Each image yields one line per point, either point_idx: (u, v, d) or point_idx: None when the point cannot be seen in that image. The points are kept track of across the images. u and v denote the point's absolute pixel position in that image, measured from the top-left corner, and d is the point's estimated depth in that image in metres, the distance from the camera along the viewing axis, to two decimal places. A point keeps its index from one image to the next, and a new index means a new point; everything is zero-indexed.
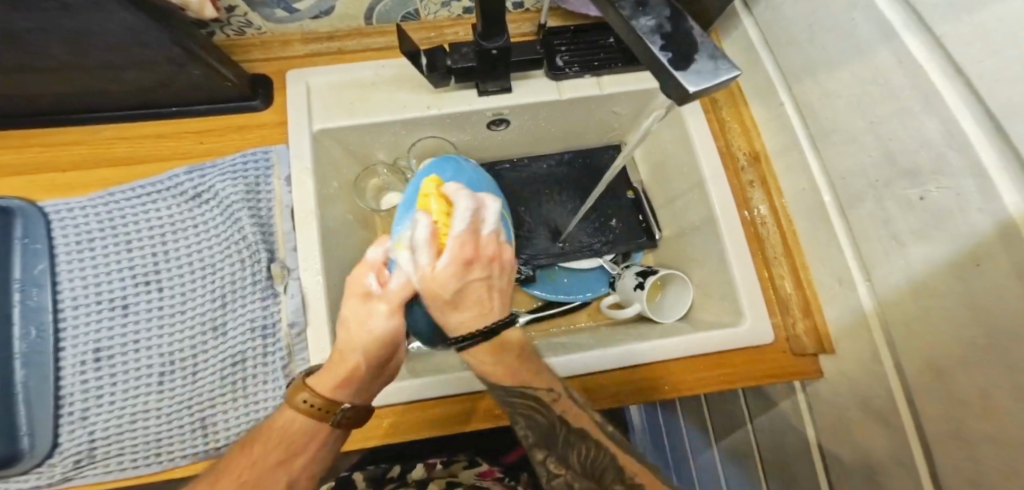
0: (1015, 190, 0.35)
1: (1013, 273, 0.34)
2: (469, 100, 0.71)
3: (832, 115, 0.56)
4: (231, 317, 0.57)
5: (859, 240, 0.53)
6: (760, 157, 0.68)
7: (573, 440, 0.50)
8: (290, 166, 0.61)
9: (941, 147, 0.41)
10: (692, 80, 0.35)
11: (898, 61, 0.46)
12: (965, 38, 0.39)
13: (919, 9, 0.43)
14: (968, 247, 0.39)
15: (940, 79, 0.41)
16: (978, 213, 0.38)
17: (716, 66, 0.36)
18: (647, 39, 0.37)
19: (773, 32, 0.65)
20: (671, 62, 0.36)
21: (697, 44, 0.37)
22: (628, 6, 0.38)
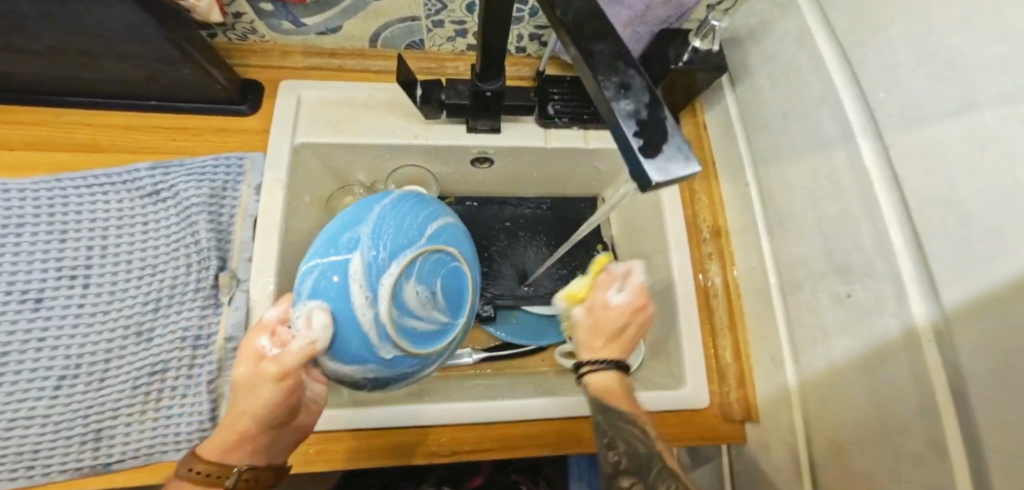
0: (921, 301, 0.39)
1: (908, 371, 0.39)
2: (457, 135, 0.73)
3: (788, 204, 0.58)
4: (160, 325, 0.55)
5: (794, 325, 0.55)
6: (721, 233, 0.71)
7: (665, 476, 0.54)
8: (262, 175, 0.61)
9: (871, 252, 0.44)
10: (658, 169, 0.33)
11: (850, 164, 0.48)
12: (908, 152, 0.41)
13: (878, 119, 0.46)
14: (876, 345, 0.43)
15: (881, 186, 0.44)
16: (890, 317, 0.42)
17: (682, 156, 0.34)
18: (623, 123, 0.34)
19: (747, 113, 0.69)
20: (641, 149, 0.34)
21: (669, 136, 0.35)
22: (611, 87, 0.35)
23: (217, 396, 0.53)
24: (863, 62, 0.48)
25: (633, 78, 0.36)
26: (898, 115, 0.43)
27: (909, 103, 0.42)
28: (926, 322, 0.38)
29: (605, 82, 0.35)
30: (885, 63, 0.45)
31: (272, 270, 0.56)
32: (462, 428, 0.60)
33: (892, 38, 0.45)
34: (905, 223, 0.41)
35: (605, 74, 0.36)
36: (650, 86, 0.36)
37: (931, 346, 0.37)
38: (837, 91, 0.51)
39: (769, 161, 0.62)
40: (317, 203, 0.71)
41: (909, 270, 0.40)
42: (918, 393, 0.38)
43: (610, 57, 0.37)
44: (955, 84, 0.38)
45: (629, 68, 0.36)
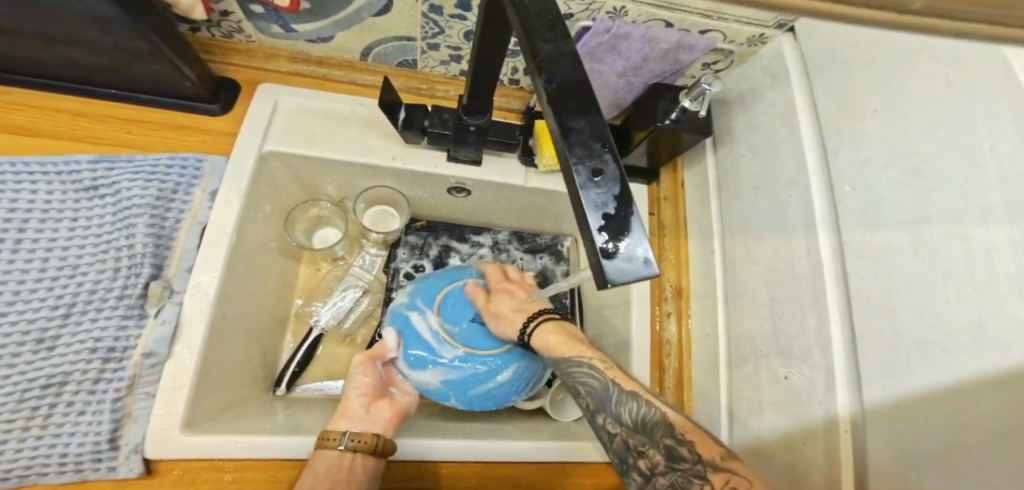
0: (847, 393, 0.39)
1: (821, 457, 0.40)
2: (436, 162, 0.72)
3: (746, 279, 0.57)
4: (68, 334, 0.49)
5: (734, 398, 0.55)
6: (683, 294, 0.69)
7: (662, 428, 0.46)
8: (220, 180, 0.59)
9: (812, 342, 0.43)
10: (618, 270, 0.26)
11: (810, 254, 0.46)
12: (858, 251, 0.40)
13: (839, 210, 0.44)
14: (802, 425, 0.43)
15: (831, 280, 0.43)
16: (817, 403, 0.41)
17: (642, 255, 0.27)
18: (588, 215, 0.27)
19: (721, 178, 0.67)
20: (601, 247, 0.27)
21: (639, 236, 0.27)
22: (583, 172, 0.28)
23: (123, 417, 0.48)
24: (829, 143, 0.47)
25: (608, 162, 0.29)
26: (856, 212, 0.41)
27: (873, 200, 0.40)
28: (846, 412, 0.39)
29: (577, 165, 0.28)
30: (853, 157, 0.43)
31: (214, 282, 0.54)
32: (452, 465, 0.60)
33: (861, 136, 0.43)
34: (845, 321, 0.41)
35: (580, 155, 0.29)
36: (626, 174, 0.29)
37: (845, 436, 0.38)
38: (808, 175, 0.49)
39: (731, 230, 0.62)
40: (277, 212, 0.69)
41: (841, 363, 0.40)
42: (826, 476, 0.39)
43: (589, 135, 0.30)
44: (914, 191, 0.36)
45: (606, 149, 0.29)
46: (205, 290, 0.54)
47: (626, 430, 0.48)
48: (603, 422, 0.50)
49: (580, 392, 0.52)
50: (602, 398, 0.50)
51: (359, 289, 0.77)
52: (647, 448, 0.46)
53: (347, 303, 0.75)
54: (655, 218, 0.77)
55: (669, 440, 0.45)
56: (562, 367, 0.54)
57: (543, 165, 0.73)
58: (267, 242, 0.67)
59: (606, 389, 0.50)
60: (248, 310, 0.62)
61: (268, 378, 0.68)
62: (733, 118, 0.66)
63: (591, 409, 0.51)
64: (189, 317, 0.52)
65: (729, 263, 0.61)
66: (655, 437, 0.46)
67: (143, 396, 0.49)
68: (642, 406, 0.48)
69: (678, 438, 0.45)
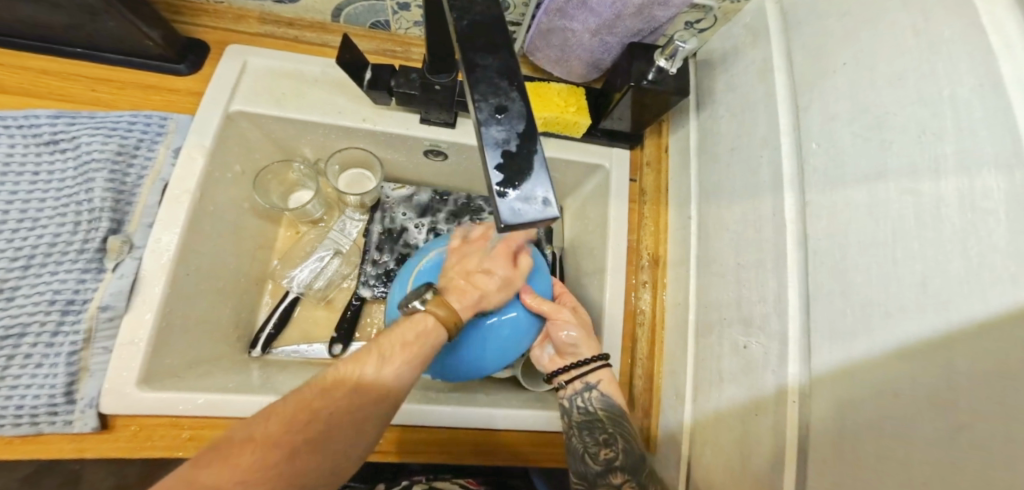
0: (799, 362, 0.36)
1: (768, 429, 0.37)
2: (407, 124, 0.71)
3: (716, 245, 0.54)
4: (28, 285, 0.50)
5: (699, 368, 0.52)
6: (659, 263, 0.67)
7: None
8: (184, 137, 0.59)
9: (769, 307, 0.41)
10: (512, 212, 0.25)
11: (773, 216, 0.43)
12: (819, 209, 0.37)
13: (805, 167, 0.40)
14: (756, 398, 0.40)
15: (793, 243, 0.39)
16: (770, 373, 0.39)
17: (543, 197, 0.26)
18: (487, 153, 0.26)
19: (703, 141, 0.63)
20: (498, 186, 0.26)
21: (538, 175, 0.27)
22: (486, 109, 0.27)
23: (78, 371, 0.49)
24: (801, 99, 0.43)
25: (513, 99, 0.28)
26: (820, 171, 0.38)
27: (835, 157, 0.36)
28: (795, 383, 0.36)
29: (480, 102, 0.28)
30: (823, 111, 0.40)
31: (173, 239, 0.54)
32: (391, 429, 0.61)
33: (832, 87, 0.39)
34: (802, 284, 0.38)
35: (484, 92, 0.28)
36: (531, 112, 0.28)
37: (793, 407, 0.35)
38: (778, 135, 0.45)
39: (707, 195, 0.59)
40: (248, 174, 0.69)
41: (795, 329, 0.37)
42: (773, 447, 0.37)
43: (495, 72, 0.29)
44: (876, 145, 0.32)
45: (513, 88, 0.29)
46: (165, 246, 0.54)
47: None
48: (615, 480, 0.53)
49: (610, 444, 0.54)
50: (632, 461, 0.54)
51: (332, 252, 0.77)
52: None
53: (320, 266, 0.75)
54: (637, 185, 0.74)
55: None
56: (614, 412, 0.57)
57: None
58: (237, 204, 0.67)
59: (638, 456, 0.54)
60: (218, 270, 0.63)
61: (243, 340, 0.69)
62: (716, 78, 0.62)
63: (613, 463, 0.53)
64: (148, 273, 0.53)
65: (704, 229, 0.58)
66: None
67: (100, 350, 0.50)
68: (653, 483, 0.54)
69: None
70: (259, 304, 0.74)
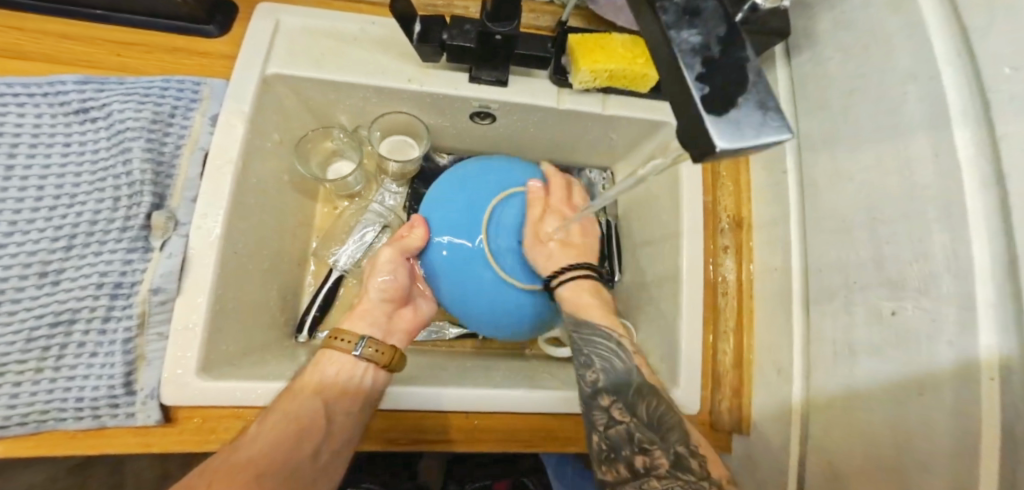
0: (994, 332, 0.29)
1: (950, 411, 0.31)
2: (455, 83, 0.64)
3: (834, 200, 0.46)
4: (72, 267, 0.45)
5: (813, 341, 0.46)
6: (743, 225, 0.60)
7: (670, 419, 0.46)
8: (221, 103, 0.54)
9: (936, 267, 0.34)
10: (730, 129, 0.22)
11: (934, 156, 0.36)
12: (1022, 139, 0.29)
13: (989, 95, 0.33)
14: (916, 374, 0.34)
15: (972, 189, 0.32)
16: (944, 346, 0.32)
17: (763, 115, 0.23)
18: (684, 60, 0.24)
19: (802, 88, 0.55)
20: (702, 98, 0.23)
21: (747, 86, 0.23)
22: (672, 10, 0.26)
23: (135, 359, 0.45)
24: (969, 19, 0.36)
25: (704, 0, 0.26)
26: (1021, 99, 0.31)
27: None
28: (990, 358, 0.29)
29: (665, 4, 0.26)
30: (1020, 25, 0.32)
31: (219, 212, 0.50)
32: (465, 416, 0.57)
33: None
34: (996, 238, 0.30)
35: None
36: (726, 14, 0.26)
37: (991, 388, 0.28)
38: (939, 64, 0.37)
39: (812, 147, 0.51)
40: (287, 143, 0.64)
41: (986, 292, 0.30)
42: (953, 434, 0.30)
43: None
44: None
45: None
46: (210, 224, 0.49)
47: (636, 420, 0.47)
48: (603, 402, 0.48)
49: (590, 364, 0.52)
50: (616, 380, 0.49)
51: (377, 227, 0.69)
52: (651, 447, 0.45)
53: (366, 242, 0.67)
54: None
55: (681, 448, 0.44)
56: (584, 331, 0.53)
57: (578, 83, 0.63)
58: (277, 178, 0.62)
59: (627, 374, 0.50)
60: (263, 249, 0.58)
61: (290, 323, 0.65)
62: (819, 16, 0.54)
63: (597, 383, 0.50)
64: (196, 251, 0.48)
65: (810, 185, 0.51)
66: (669, 441, 0.45)
67: (155, 336, 0.46)
68: (666, 407, 0.47)
69: (691, 449, 0.44)
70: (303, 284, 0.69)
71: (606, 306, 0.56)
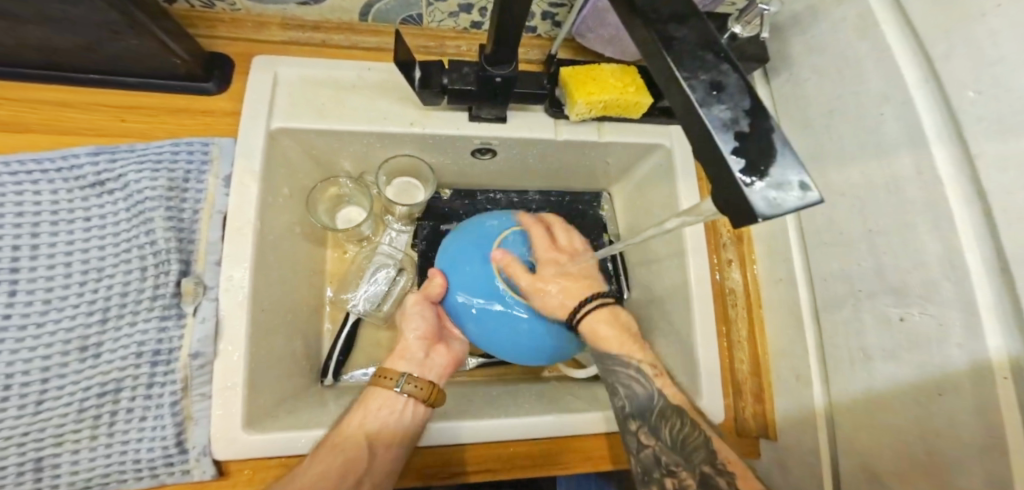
0: (1000, 335, 0.33)
1: (973, 410, 0.34)
2: (457, 123, 0.65)
3: (828, 212, 0.50)
4: (110, 339, 0.48)
5: (828, 345, 0.50)
6: (743, 238, 0.65)
7: (682, 429, 0.50)
8: (232, 163, 0.54)
9: (936, 274, 0.38)
10: (770, 201, 0.19)
11: (917, 174, 0.40)
12: (1001, 162, 0.33)
13: (961, 122, 0.37)
14: (932, 375, 0.38)
15: (960, 209, 0.36)
16: (956, 348, 0.36)
17: (800, 182, 0.20)
18: (718, 137, 0.21)
19: (785, 109, 0.59)
20: (741, 174, 0.20)
21: (780, 158, 0.20)
22: (700, 87, 0.22)
23: (184, 420, 0.48)
24: (932, 47, 0.40)
25: (727, 74, 0.22)
26: (993, 119, 0.34)
27: (1014, 104, 0.33)
28: (1000, 357, 0.32)
29: (690, 80, 0.22)
30: (977, 57, 0.36)
31: (244, 279, 0.51)
32: (512, 445, 0.59)
33: (994, 27, 0.35)
34: (989, 249, 0.34)
35: (691, 68, 0.23)
36: (750, 85, 0.22)
37: (1006, 385, 0.32)
38: (908, 88, 0.42)
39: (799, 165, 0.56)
40: (294, 196, 0.64)
41: (986, 298, 0.34)
42: (978, 432, 0.34)
43: (694, 44, 0.24)
44: None
45: (721, 60, 0.23)
46: (239, 283, 0.51)
47: (661, 443, 0.50)
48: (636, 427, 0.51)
49: (621, 388, 0.53)
50: (642, 407, 0.52)
51: (390, 268, 0.73)
52: (677, 468, 0.48)
53: (381, 284, 0.71)
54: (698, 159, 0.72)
55: (707, 467, 0.47)
56: (606, 363, 0.54)
57: (573, 115, 0.66)
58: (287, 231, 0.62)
59: (650, 399, 0.52)
60: (276, 302, 0.58)
61: (314, 370, 0.67)
62: (792, 41, 0.58)
63: (624, 410, 0.52)
64: (226, 313, 0.50)
65: None
66: (693, 462, 0.48)
67: (199, 397, 0.49)
68: (688, 426, 0.50)
69: (717, 467, 0.47)
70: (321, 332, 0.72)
71: (628, 333, 0.55)
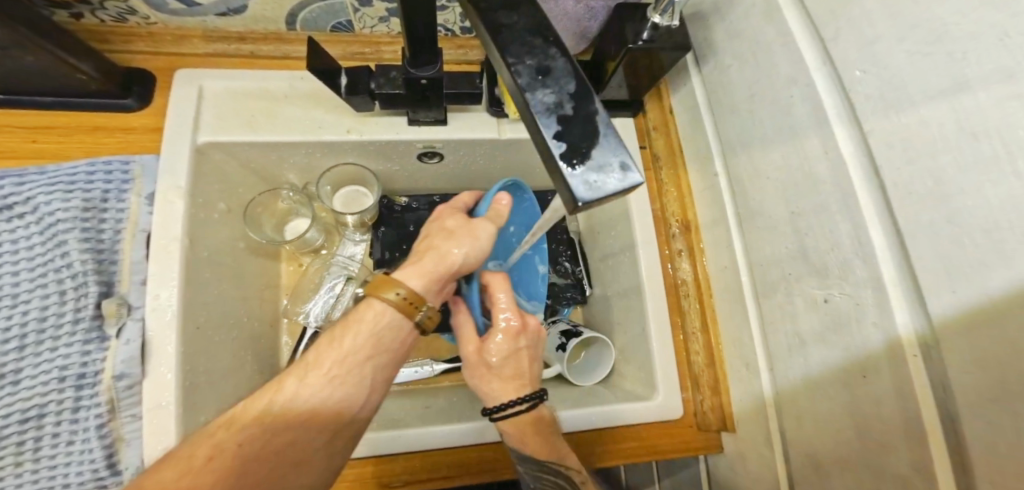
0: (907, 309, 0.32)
1: (892, 389, 0.34)
2: (397, 128, 0.64)
3: (759, 196, 0.50)
4: (29, 365, 0.46)
5: (769, 331, 0.50)
6: (691, 228, 0.64)
7: None
8: (154, 181, 0.53)
9: (849, 253, 0.37)
10: (588, 184, 0.19)
11: (825, 153, 0.39)
12: (887, 138, 0.33)
13: (854, 104, 0.36)
14: (855, 355, 0.37)
15: (860, 184, 0.36)
16: (871, 326, 0.35)
17: (619, 161, 0.20)
18: (540, 122, 0.20)
19: (714, 95, 0.57)
20: (561, 159, 0.19)
21: (603, 135, 0.20)
22: (525, 73, 0.21)
23: (114, 442, 0.46)
24: (822, 29, 0.40)
25: (554, 57, 0.22)
26: (875, 98, 0.34)
27: (890, 81, 0.33)
28: (909, 332, 0.32)
29: (516, 65, 0.21)
30: (859, 39, 0.36)
31: (169, 299, 0.50)
32: (469, 451, 0.58)
33: (870, 8, 0.35)
34: (889, 225, 0.33)
35: (519, 53, 0.22)
36: (579, 68, 0.22)
37: (914, 362, 0.32)
38: (807, 71, 0.41)
39: (730, 150, 0.55)
40: (234, 211, 0.63)
41: (889, 272, 0.34)
42: (902, 415, 0.33)
43: (527, 30, 0.22)
44: (944, 61, 0.29)
45: (550, 44, 0.22)
46: (166, 302, 0.50)
47: None
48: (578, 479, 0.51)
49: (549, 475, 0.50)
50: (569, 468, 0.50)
51: (344, 278, 0.72)
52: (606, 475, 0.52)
53: (335, 295, 0.70)
54: (648, 152, 0.70)
55: None
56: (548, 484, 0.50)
57: (513, 112, 0.65)
58: (226, 248, 0.61)
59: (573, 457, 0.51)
60: (214, 321, 0.56)
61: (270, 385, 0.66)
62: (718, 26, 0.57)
63: None
64: (154, 333, 0.49)
65: (737, 185, 0.54)
66: None
67: (129, 418, 0.47)
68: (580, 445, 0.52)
69: None
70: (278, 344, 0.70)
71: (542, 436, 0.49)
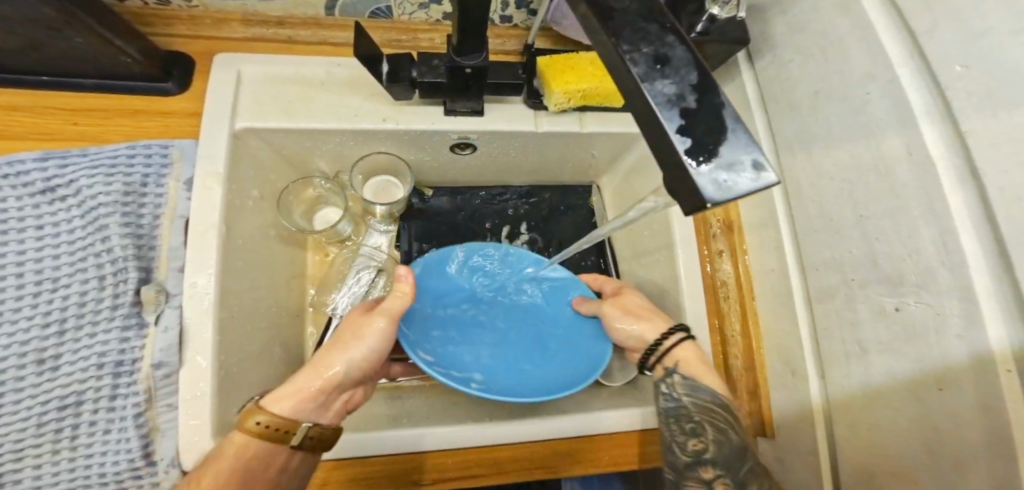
0: (1001, 323, 0.30)
1: (977, 404, 0.32)
2: (433, 118, 0.63)
3: (818, 196, 0.47)
4: (68, 351, 0.45)
5: (822, 338, 0.48)
6: (733, 228, 0.62)
7: (756, 471, 0.48)
8: (193, 165, 0.52)
9: (931, 260, 0.35)
10: (719, 185, 0.19)
11: (907, 154, 0.37)
12: (993, 137, 0.31)
13: (951, 101, 0.34)
14: (930, 366, 0.35)
15: (951, 186, 0.34)
16: (954, 339, 0.34)
17: (751, 160, 0.20)
18: (662, 115, 0.20)
19: (769, 91, 0.55)
20: (687, 155, 0.20)
21: (729, 129, 0.20)
22: (641, 61, 0.21)
23: (150, 432, 0.46)
24: (913, 20, 0.37)
25: (671, 45, 0.22)
26: (981, 94, 0.32)
27: (1002, 77, 0.31)
28: (1000, 350, 0.30)
29: (632, 53, 0.21)
30: (965, 32, 0.33)
31: (208, 287, 0.49)
32: (505, 449, 0.56)
33: None
34: (985, 233, 0.32)
35: (633, 40, 0.22)
36: (697, 57, 0.22)
37: (1010, 379, 0.30)
38: (891, 66, 0.39)
39: (785, 149, 0.53)
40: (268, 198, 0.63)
41: (984, 282, 0.32)
42: (985, 433, 0.31)
43: (639, 16, 0.22)
44: None
45: (666, 31, 0.22)
46: (203, 290, 0.49)
47: None
48: (706, 475, 0.48)
49: (699, 435, 0.50)
50: (729, 455, 0.48)
51: (372, 270, 0.71)
52: None
53: (364, 284, 0.69)
54: None
55: None
56: (700, 396, 0.51)
57: (552, 106, 0.62)
58: (259, 236, 0.60)
59: (740, 449, 0.48)
60: (248, 309, 0.55)
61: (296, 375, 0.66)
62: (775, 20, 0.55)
63: (704, 455, 0.48)
64: (192, 321, 0.48)
65: (792, 186, 0.52)
66: None
67: (166, 408, 0.46)
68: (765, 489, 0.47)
69: None
70: (304, 335, 0.69)
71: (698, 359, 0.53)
